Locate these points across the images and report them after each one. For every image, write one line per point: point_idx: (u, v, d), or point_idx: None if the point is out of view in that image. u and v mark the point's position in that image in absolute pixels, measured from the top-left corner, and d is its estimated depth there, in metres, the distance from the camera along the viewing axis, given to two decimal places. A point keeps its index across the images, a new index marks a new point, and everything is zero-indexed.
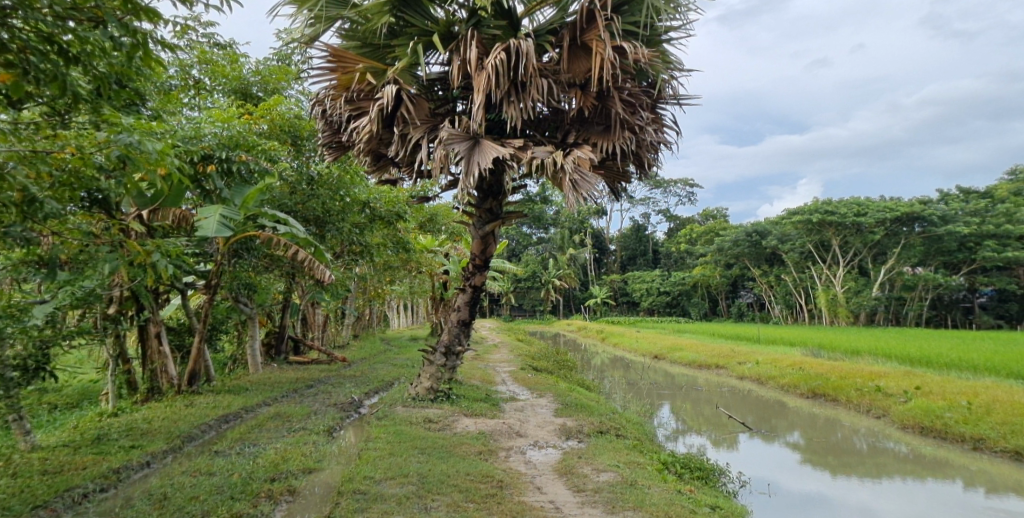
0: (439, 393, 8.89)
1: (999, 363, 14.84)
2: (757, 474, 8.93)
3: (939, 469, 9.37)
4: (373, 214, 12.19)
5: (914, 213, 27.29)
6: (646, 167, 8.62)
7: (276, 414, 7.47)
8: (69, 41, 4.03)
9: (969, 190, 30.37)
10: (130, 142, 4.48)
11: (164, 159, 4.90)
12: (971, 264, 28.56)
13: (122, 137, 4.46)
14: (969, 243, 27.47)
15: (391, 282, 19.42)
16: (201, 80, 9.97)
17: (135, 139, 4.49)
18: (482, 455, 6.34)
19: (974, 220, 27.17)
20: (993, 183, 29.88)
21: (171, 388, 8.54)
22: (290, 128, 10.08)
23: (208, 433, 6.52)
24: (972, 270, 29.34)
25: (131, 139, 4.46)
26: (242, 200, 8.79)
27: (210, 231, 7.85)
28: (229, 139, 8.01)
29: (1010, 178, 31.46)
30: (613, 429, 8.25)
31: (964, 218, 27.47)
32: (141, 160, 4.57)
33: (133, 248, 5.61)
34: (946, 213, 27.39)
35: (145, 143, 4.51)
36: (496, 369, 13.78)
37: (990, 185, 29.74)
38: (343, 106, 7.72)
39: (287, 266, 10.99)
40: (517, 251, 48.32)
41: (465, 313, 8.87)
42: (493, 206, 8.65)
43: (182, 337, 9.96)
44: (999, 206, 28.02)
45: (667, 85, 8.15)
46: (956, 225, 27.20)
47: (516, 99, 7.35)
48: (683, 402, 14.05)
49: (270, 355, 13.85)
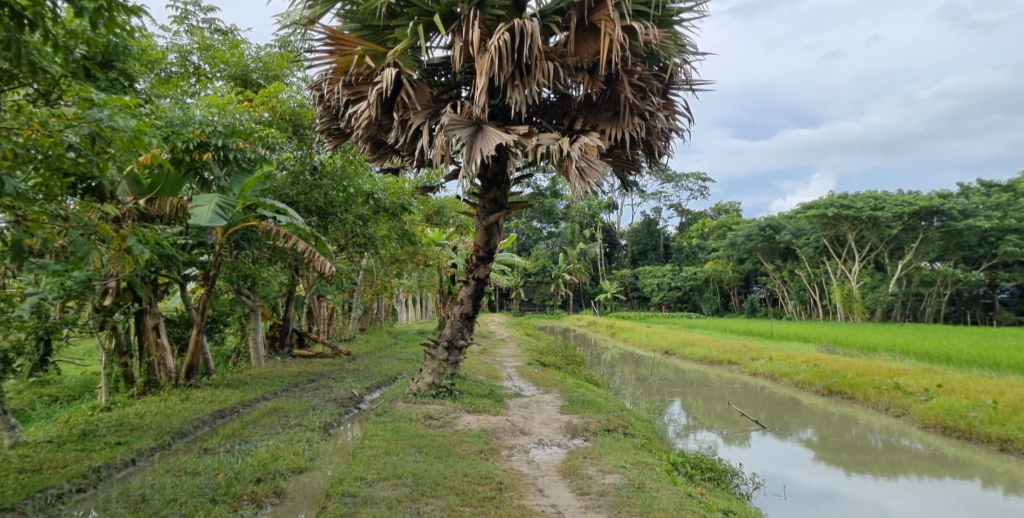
0: (441, 389, 8.62)
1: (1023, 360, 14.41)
2: (767, 470, 8.65)
3: (954, 466, 9.11)
4: (378, 206, 11.91)
5: (934, 207, 26.71)
6: (657, 155, 8.32)
7: (273, 410, 7.20)
8: (21, 4, 3.83)
9: (990, 184, 29.79)
10: (101, 119, 4.38)
11: (145, 140, 4.74)
12: (991, 259, 28.01)
13: (93, 114, 4.35)
14: (988, 238, 26.95)
15: (399, 275, 19.16)
16: (201, 67, 9.70)
17: (106, 115, 4.39)
18: (483, 454, 6.09)
19: (995, 214, 26.65)
20: (1015, 177, 29.33)
21: (169, 382, 8.18)
22: (292, 116, 9.79)
23: (201, 429, 6.24)
24: (992, 265, 28.75)
25: (100, 115, 4.36)
26: (240, 189, 8.50)
27: (203, 221, 7.56)
28: (225, 125, 7.75)
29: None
30: (621, 427, 7.94)
31: (985, 212, 26.92)
32: (115, 138, 4.49)
33: (109, 232, 5.32)
34: (965, 208, 26.83)
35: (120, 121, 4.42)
36: (503, 364, 13.51)
37: (1012, 179, 29.19)
38: (342, 91, 7.47)
39: (289, 258, 10.76)
40: (527, 246, 47.87)
41: (469, 306, 8.60)
42: (498, 196, 8.37)
43: (181, 329, 9.68)
44: (1020, 199, 27.47)
45: (679, 70, 7.84)
46: (976, 219, 26.68)
47: (520, 84, 7.09)
48: (694, 398, 13.71)
49: (274, 349, 13.49)
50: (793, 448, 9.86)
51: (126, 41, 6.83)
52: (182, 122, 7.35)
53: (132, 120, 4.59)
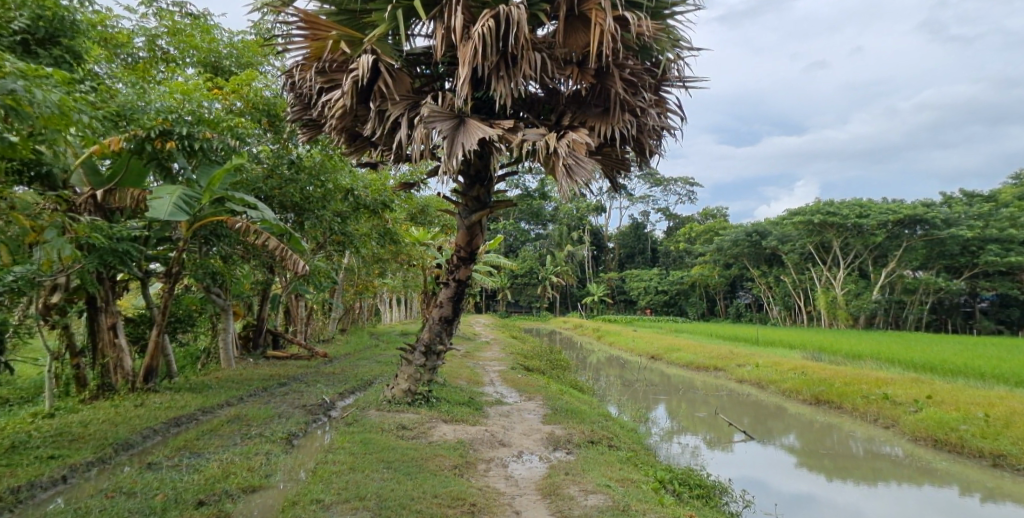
0: (417, 396, 8.20)
1: (1008, 371, 14.23)
2: (749, 479, 8.36)
3: (928, 472, 9.13)
4: (357, 203, 11.46)
5: (918, 215, 26.53)
6: (648, 154, 7.96)
7: (235, 418, 6.73)
8: None
9: (973, 193, 29.97)
10: (16, 90, 4.18)
11: (68, 114, 4.58)
12: (973, 269, 28.07)
13: (6, 84, 4.14)
14: (970, 247, 26.97)
15: (382, 275, 18.68)
16: (170, 52, 9.08)
17: (21, 87, 4.19)
18: (457, 470, 5.70)
19: (977, 224, 26.62)
20: (996, 188, 29.55)
21: (124, 385, 7.65)
22: (266, 107, 9.22)
23: (151, 440, 5.75)
24: (974, 274, 28.77)
25: (18, 88, 4.18)
26: (206, 181, 8.00)
27: (162, 215, 7.12)
28: (189, 112, 7.31)
29: (1012, 182, 30.96)
30: (606, 439, 7.54)
31: (968, 221, 26.86)
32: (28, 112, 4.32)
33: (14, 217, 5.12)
34: (949, 217, 26.75)
35: (40, 97, 4.26)
36: (485, 369, 13.10)
37: (994, 189, 29.37)
38: (315, 77, 7.02)
39: (262, 256, 10.25)
40: (515, 247, 47.27)
41: (448, 309, 8.18)
42: (481, 193, 7.98)
43: (141, 329, 9.09)
44: (1002, 210, 27.58)
45: (672, 65, 7.48)
46: (960, 228, 26.56)
47: (505, 75, 6.72)
48: (679, 404, 13.39)
49: (247, 349, 12.97)
50: (774, 455, 9.62)
51: (74, 15, 6.28)
52: (136, 106, 6.96)
53: (57, 94, 4.45)
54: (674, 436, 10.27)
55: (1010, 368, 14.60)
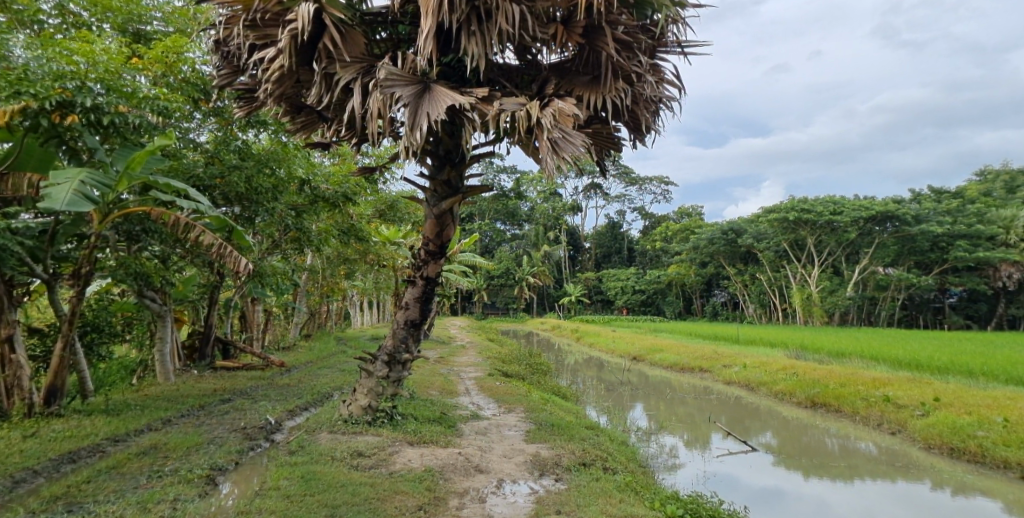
0: (378, 413, 7.03)
1: (997, 367, 13.59)
2: (752, 493, 7.36)
3: (924, 471, 8.56)
4: (315, 195, 10.32)
5: (889, 212, 25.82)
6: (643, 130, 6.96)
7: (151, 448, 5.52)
8: None
9: (940, 191, 29.95)
10: None
11: None
12: (943, 265, 27.82)
13: None
14: (941, 243, 26.63)
15: (348, 276, 17.36)
16: (84, 17, 7.73)
17: None
18: (423, 512, 4.62)
19: (946, 219, 26.31)
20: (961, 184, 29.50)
21: (18, 409, 6.47)
22: (198, 81, 7.89)
23: (25, 486, 4.67)
24: (943, 270, 28.44)
25: None
26: (123, 165, 6.71)
27: (60, 203, 5.90)
28: (96, 81, 6.24)
29: (973, 179, 31.01)
30: (598, 460, 6.47)
31: (936, 217, 26.51)
32: None
33: None
34: (918, 213, 26.29)
35: None
36: (459, 376, 11.99)
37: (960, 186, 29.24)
38: (245, 33, 5.86)
39: (205, 258, 8.94)
40: (491, 248, 45.77)
41: (415, 312, 7.02)
42: (452, 177, 6.90)
43: (50, 342, 7.79)
44: (969, 206, 27.43)
45: (671, 26, 6.46)
46: (929, 224, 26.14)
47: (477, 31, 5.70)
48: (657, 403, 12.61)
49: (194, 360, 11.60)
50: (754, 456, 8.87)
51: None
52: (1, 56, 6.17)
53: None
54: (653, 435, 9.50)
55: (1000, 364, 13.99)
